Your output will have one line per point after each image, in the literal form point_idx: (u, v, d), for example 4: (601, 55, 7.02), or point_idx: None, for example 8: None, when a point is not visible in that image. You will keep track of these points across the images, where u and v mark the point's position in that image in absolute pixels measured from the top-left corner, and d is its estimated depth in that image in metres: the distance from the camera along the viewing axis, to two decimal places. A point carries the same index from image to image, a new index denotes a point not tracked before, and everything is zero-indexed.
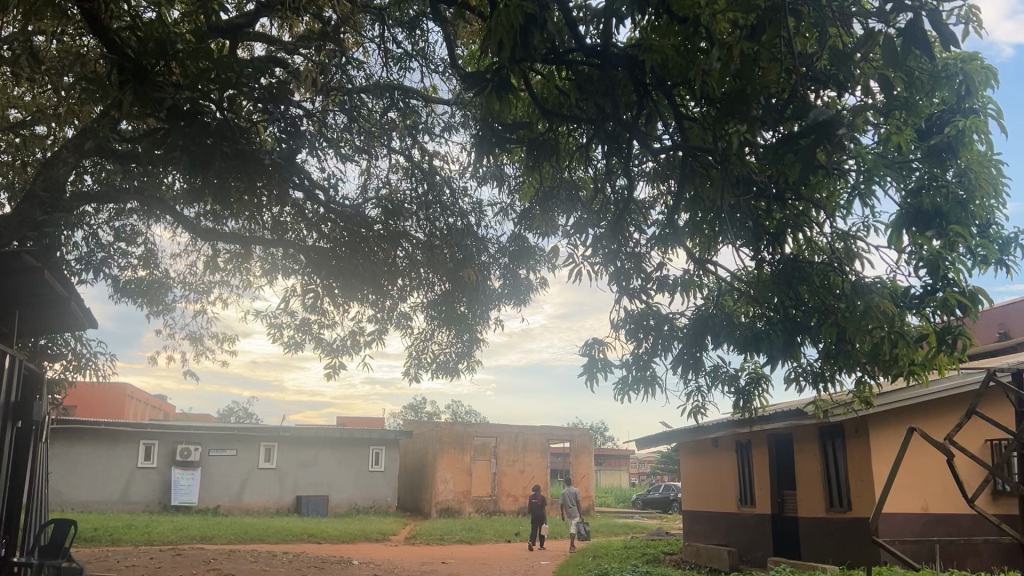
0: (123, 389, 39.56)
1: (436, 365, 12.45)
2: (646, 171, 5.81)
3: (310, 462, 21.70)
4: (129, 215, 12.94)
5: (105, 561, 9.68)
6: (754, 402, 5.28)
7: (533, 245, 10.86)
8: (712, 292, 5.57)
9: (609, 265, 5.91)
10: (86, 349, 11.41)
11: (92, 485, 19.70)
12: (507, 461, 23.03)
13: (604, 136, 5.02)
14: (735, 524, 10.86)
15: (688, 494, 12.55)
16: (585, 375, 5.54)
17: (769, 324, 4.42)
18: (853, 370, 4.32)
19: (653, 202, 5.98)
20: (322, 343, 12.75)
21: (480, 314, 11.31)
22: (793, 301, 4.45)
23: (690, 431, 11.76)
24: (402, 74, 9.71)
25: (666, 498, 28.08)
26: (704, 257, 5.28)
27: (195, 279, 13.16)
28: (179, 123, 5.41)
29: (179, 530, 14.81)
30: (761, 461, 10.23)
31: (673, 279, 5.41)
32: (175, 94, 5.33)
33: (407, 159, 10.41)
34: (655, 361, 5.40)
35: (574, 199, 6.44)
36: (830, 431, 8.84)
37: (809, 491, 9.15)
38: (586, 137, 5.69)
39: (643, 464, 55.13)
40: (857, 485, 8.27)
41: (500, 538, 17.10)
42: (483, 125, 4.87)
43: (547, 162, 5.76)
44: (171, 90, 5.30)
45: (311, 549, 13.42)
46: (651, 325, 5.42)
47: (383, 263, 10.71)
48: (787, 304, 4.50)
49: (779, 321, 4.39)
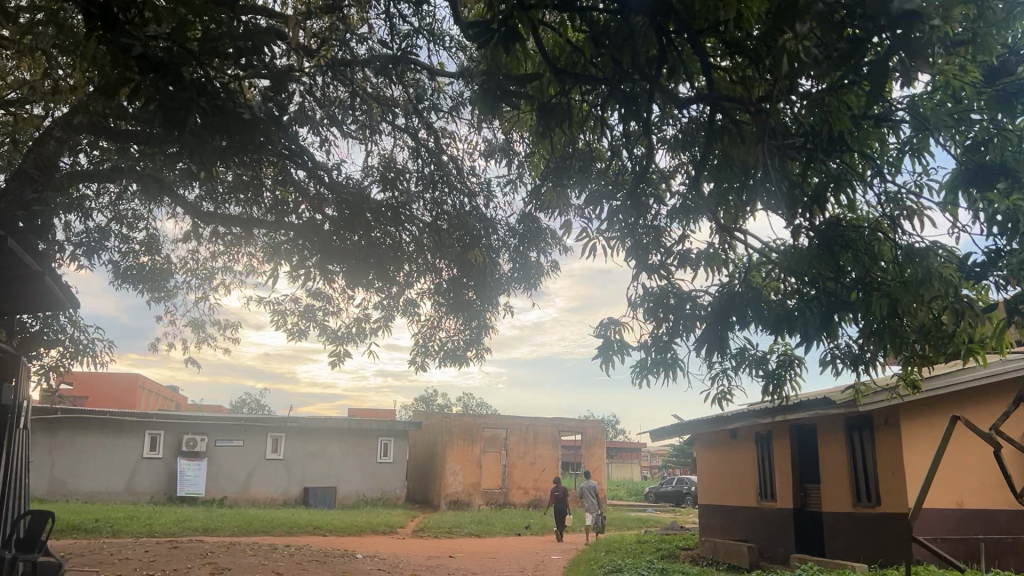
0: (133, 380, 39.54)
1: (443, 353, 12.02)
2: (666, 137, 5.37)
3: (318, 454, 21.35)
4: (129, 200, 12.60)
5: (99, 553, 9.30)
6: (785, 388, 4.80)
7: (544, 227, 10.44)
8: (738, 268, 5.11)
9: (625, 240, 5.47)
10: (83, 335, 11.08)
11: (97, 476, 19.44)
12: (518, 453, 22.64)
13: (621, 96, 4.58)
14: (755, 519, 10.41)
15: (704, 487, 12.12)
16: (600, 359, 5.11)
17: (804, 303, 4.01)
18: (901, 350, 3.89)
19: (674, 171, 5.53)
20: (326, 330, 12.37)
21: (489, 300, 10.89)
22: (833, 273, 4.01)
23: (707, 422, 11.32)
24: (408, 49, 9.27)
25: (679, 492, 27.63)
26: (731, 227, 4.83)
27: (196, 264, 12.80)
28: (150, 75, 4.87)
29: (182, 522, 14.49)
30: (782, 453, 9.78)
31: (696, 254, 4.97)
32: (147, 41, 4.79)
33: (413, 138, 10.02)
34: (676, 343, 4.97)
35: (588, 171, 6.00)
36: (857, 421, 8.38)
37: (834, 485, 8.70)
38: (600, 101, 5.26)
39: (655, 458, 54.62)
40: (887, 478, 7.81)
41: (510, 532, 16.68)
42: (488, 79, 4.42)
43: (559, 128, 5.34)
44: (142, 37, 4.76)
45: (315, 542, 13.04)
46: (671, 304, 4.99)
47: (388, 248, 10.37)
48: (825, 279, 4.07)
49: (815, 298, 3.96)
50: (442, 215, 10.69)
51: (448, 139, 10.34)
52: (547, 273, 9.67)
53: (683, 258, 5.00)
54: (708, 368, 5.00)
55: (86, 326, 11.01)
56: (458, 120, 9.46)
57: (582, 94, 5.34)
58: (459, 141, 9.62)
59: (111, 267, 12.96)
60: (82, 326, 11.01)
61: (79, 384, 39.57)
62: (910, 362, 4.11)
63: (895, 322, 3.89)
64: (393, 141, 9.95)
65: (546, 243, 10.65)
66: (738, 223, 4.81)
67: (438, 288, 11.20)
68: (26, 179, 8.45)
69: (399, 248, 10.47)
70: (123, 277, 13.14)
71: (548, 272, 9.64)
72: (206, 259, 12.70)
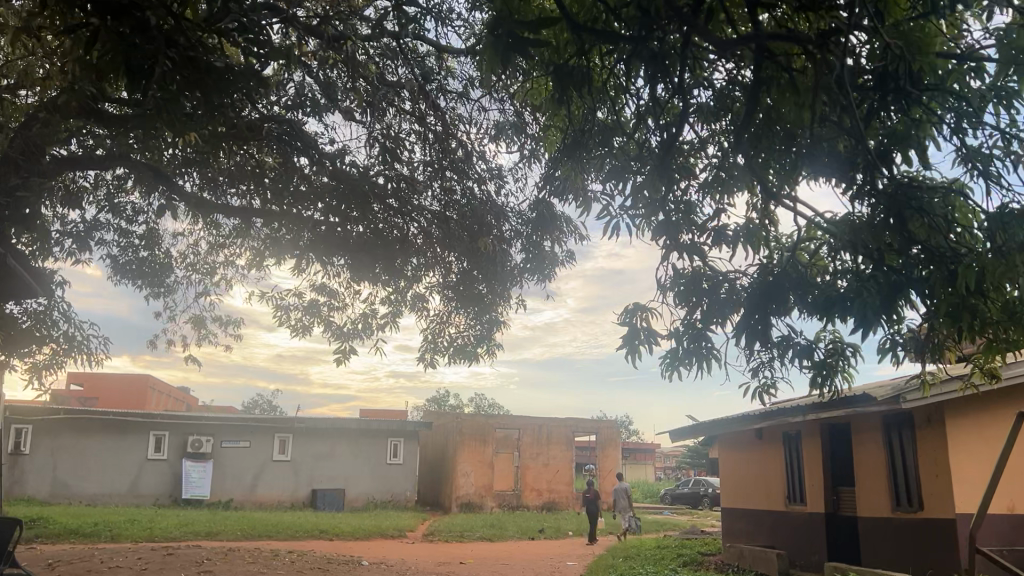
0: (145, 380, 39.18)
1: (452, 349, 11.49)
2: (698, 104, 4.83)
3: (326, 455, 20.88)
4: (128, 193, 12.18)
5: (89, 561, 8.81)
6: (838, 381, 4.25)
7: (559, 215, 9.85)
8: (781, 248, 4.60)
9: (654, 215, 4.95)
10: (78, 332, 10.66)
11: (100, 477, 19.03)
12: (531, 454, 22.10)
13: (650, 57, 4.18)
14: (783, 524, 9.84)
15: (727, 489, 11.57)
16: (625, 350, 4.58)
17: (867, 277, 3.53)
18: (977, 336, 3.38)
19: (706, 142, 5.01)
20: (331, 326, 11.89)
21: (500, 291, 10.47)
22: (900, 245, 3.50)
23: (731, 422, 10.75)
24: (415, 27, 8.75)
25: (696, 493, 27.05)
26: (776, 199, 4.33)
27: (197, 259, 12.34)
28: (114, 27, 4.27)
29: (186, 525, 14.06)
30: (812, 453, 9.21)
31: (730, 231, 4.45)
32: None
33: (420, 123, 9.52)
34: (712, 331, 4.42)
35: (607, 146, 5.46)
36: (897, 420, 7.82)
37: (870, 488, 8.14)
38: (623, 63, 4.77)
39: (668, 458, 54.04)
40: (931, 482, 7.26)
41: (523, 535, 16.16)
42: (497, 27, 3.88)
43: (578, 94, 4.84)
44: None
45: (321, 547, 12.58)
46: (704, 288, 4.47)
47: (395, 239, 10.11)
48: (884, 253, 3.58)
49: (880, 273, 3.51)
50: (452, 205, 10.21)
51: (457, 123, 9.83)
52: (562, 263, 9.14)
53: (719, 235, 4.44)
54: (748, 360, 4.45)
55: (82, 322, 10.62)
56: (469, 103, 8.96)
57: (600, 54, 4.82)
58: (469, 125, 9.15)
59: (110, 261, 12.52)
60: (77, 322, 10.61)
61: (91, 386, 39.39)
62: (992, 349, 3.63)
63: (971, 300, 3.42)
64: (399, 127, 9.45)
65: (561, 233, 10.07)
66: (786, 191, 4.28)
67: (448, 281, 10.71)
68: (12, 166, 8.21)
69: (407, 241, 10.15)
70: (122, 273, 12.73)
71: (563, 263, 9.12)
72: (207, 253, 12.25)
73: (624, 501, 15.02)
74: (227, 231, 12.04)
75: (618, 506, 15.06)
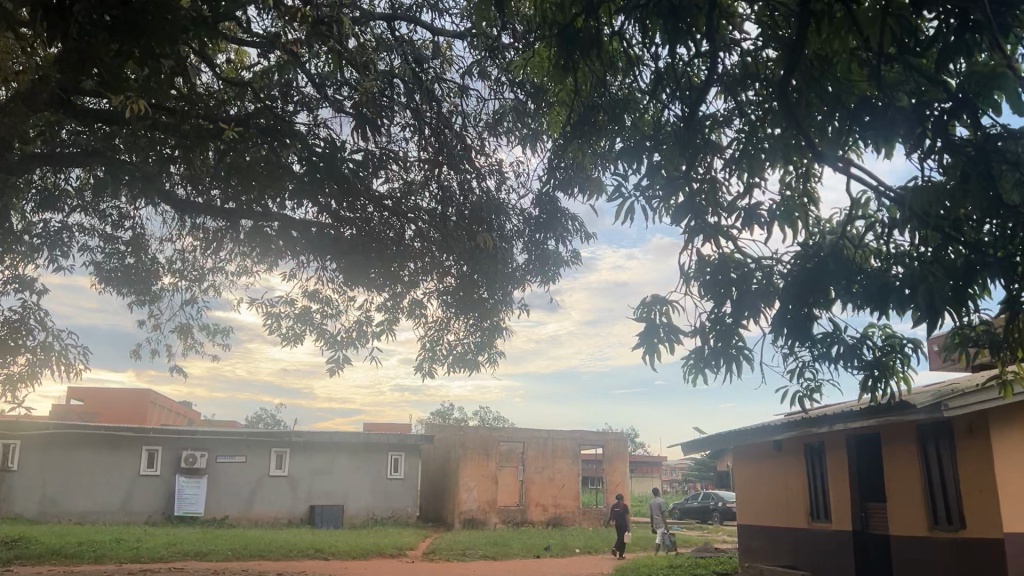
0: (145, 395, 38.57)
1: (452, 358, 10.84)
2: (723, 75, 4.29)
3: (324, 470, 20.22)
4: (113, 197, 11.65)
5: None
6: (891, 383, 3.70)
7: (564, 212, 9.28)
8: (825, 234, 4.03)
9: (673, 198, 4.35)
10: (56, 341, 10.08)
11: (91, 494, 18.40)
12: (535, 468, 21.44)
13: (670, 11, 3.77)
14: (807, 543, 9.19)
15: (744, 506, 10.91)
16: (641, 349, 4.00)
17: (931, 261, 3.26)
18: None
19: (731, 116, 4.49)
20: (324, 335, 11.29)
21: (502, 296, 9.88)
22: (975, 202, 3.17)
23: (747, 434, 10.10)
24: (411, 11, 8.21)
25: (706, 508, 26.29)
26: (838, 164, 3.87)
27: (184, 264, 11.77)
28: None
29: (174, 544, 13.40)
30: (839, 466, 8.58)
31: (765, 209, 3.87)
32: None
33: (415, 117, 9.00)
34: (744, 328, 3.83)
35: (621, 123, 4.94)
36: (932, 430, 7.21)
37: (903, 504, 7.52)
38: (634, 23, 4.29)
39: (676, 471, 53.20)
40: (973, 498, 6.64)
41: (529, 553, 15.43)
42: None
43: (584, 58, 4.33)
44: None
45: (315, 568, 11.88)
46: (734, 278, 3.88)
47: (392, 241, 9.57)
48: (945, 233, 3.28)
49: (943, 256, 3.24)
50: (450, 203, 9.67)
51: (455, 118, 9.31)
52: (566, 263, 8.56)
53: (750, 216, 3.82)
54: (785, 359, 3.88)
55: (60, 331, 10.06)
56: (468, 95, 8.43)
57: (610, 14, 4.28)
58: (468, 116, 8.61)
59: (95, 268, 11.97)
60: (53, 330, 10.04)
61: (90, 400, 38.77)
62: None
63: None
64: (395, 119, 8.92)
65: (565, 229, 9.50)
66: (834, 159, 3.77)
67: (447, 286, 10.13)
68: None
69: (403, 242, 9.63)
70: (107, 279, 12.18)
71: (568, 262, 8.54)
72: (195, 258, 11.67)
73: (660, 519, 15.02)
74: (216, 235, 11.47)
75: (656, 521, 15.17)
